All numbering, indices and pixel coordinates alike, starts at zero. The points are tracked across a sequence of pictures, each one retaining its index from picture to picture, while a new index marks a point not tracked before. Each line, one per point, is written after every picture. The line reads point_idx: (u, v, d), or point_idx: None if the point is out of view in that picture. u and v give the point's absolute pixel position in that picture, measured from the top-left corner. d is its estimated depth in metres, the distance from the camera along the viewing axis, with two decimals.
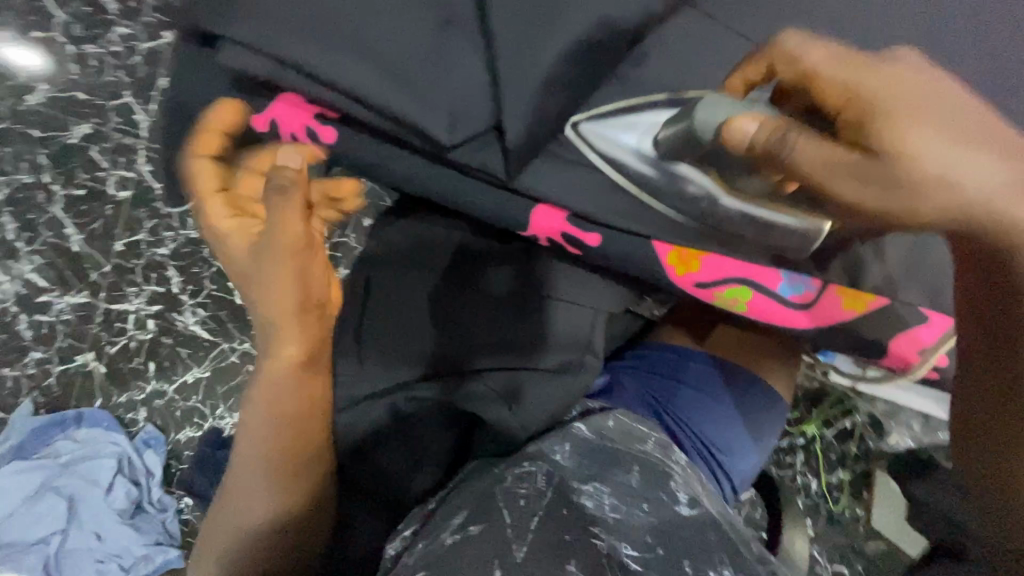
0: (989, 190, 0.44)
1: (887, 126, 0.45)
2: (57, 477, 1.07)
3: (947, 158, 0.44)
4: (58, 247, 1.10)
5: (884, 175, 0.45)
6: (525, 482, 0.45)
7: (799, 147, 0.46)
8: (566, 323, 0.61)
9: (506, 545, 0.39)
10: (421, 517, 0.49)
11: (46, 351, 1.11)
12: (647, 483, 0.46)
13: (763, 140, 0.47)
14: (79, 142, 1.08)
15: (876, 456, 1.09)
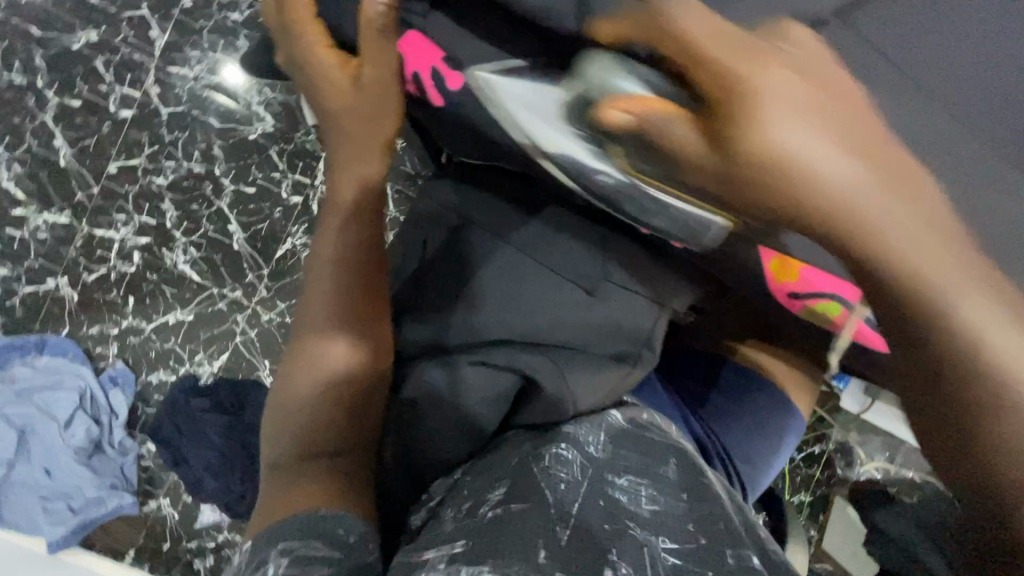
0: (912, 258, 0.30)
1: (740, 118, 0.30)
2: (11, 404, 1.00)
3: (810, 158, 0.29)
4: (43, 158, 1.01)
5: (751, 184, 0.31)
6: (564, 466, 0.43)
7: (703, 159, 0.31)
8: (624, 311, 0.55)
9: (551, 530, 0.38)
10: (445, 489, 0.48)
11: (13, 269, 1.03)
12: (684, 474, 0.45)
13: (645, 129, 0.31)
14: (83, 49, 1.00)
15: (839, 482, 1.14)
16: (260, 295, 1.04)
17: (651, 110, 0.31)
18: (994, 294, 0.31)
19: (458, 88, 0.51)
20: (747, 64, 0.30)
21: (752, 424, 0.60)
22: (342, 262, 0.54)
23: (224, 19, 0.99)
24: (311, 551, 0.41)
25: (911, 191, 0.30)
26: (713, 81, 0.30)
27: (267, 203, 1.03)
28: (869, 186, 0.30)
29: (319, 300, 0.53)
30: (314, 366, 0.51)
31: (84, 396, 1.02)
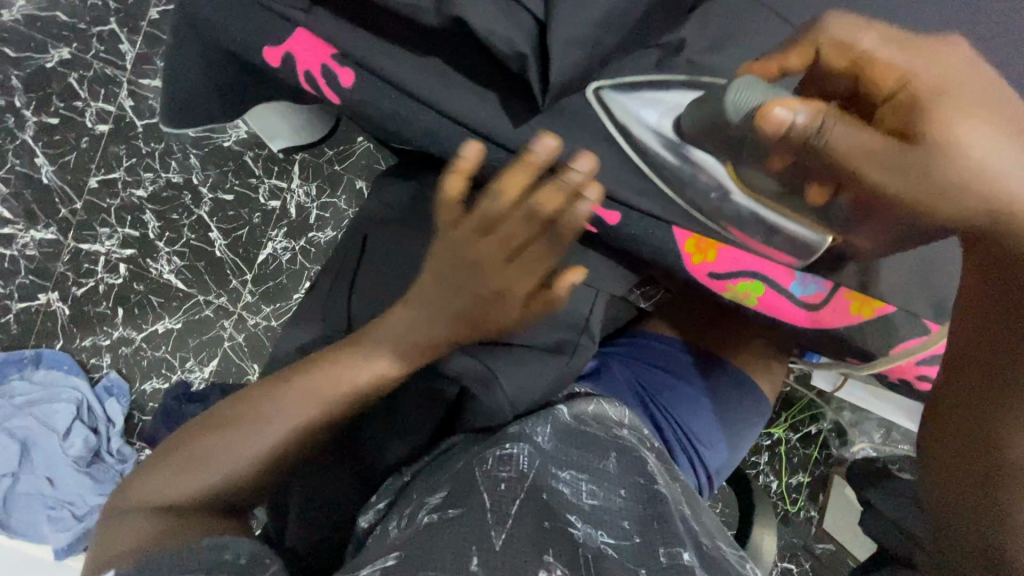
0: (1001, 178, 0.41)
1: (929, 111, 0.42)
2: (11, 417, 1.03)
3: (984, 145, 0.41)
4: (26, 177, 1.03)
5: (907, 163, 0.42)
6: (506, 465, 0.43)
7: (834, 132, 0.42)
8: (562, 299, 0.55)
9: (484, 531, 0.37)
10: (394, 490, 0.48)
11: (5, 286, 1.06)
12: (625, 469, 0.45)
13: (807, 124, 0.42)
14: (57, 67, 1.01)
15: (835, 462, 1.12)
16: (244, 300, 1.05)
17: (827, 114, 0.43)
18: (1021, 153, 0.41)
19: (352, 86, 0.53)
20: (935, 84, 0.43)
21: (712, 408, 0.59)
22: (402, 341, 0.48)
23: None
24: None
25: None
26: (890, 94, 0.44)
27: (245, 209, 1.04)
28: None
29: (335, 387, 0.47)
30: (262, 426, 0.47)
31: (81, 406, 1.05)
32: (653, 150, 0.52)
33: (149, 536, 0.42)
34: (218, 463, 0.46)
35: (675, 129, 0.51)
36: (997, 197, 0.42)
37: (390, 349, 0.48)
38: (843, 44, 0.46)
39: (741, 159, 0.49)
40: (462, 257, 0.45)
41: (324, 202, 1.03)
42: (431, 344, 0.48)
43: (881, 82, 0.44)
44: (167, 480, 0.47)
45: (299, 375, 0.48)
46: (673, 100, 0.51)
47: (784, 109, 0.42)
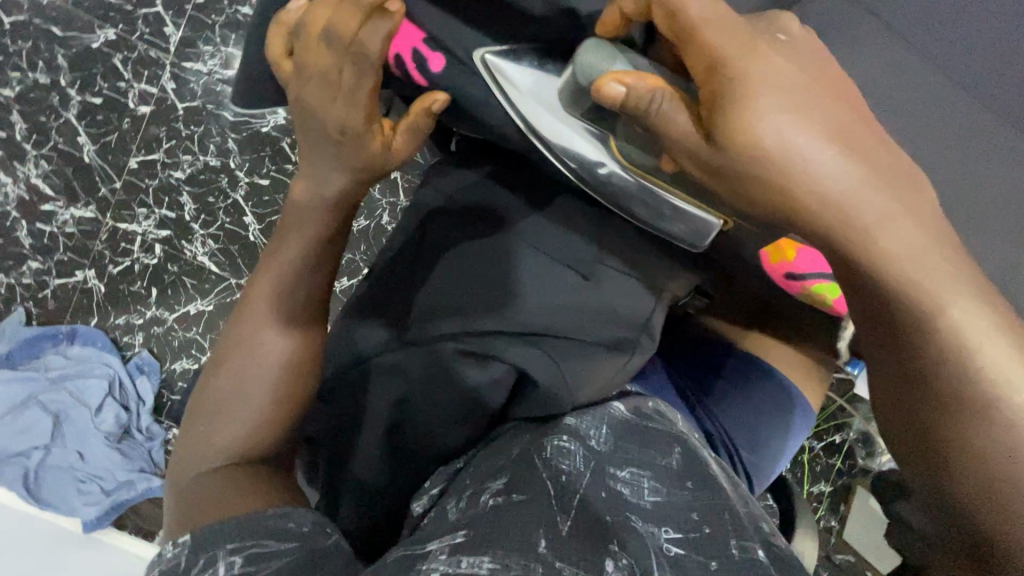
0: (835, 191, 0.39)
1: (732, 100, 0.38)
2: (46, 391, 1.05)
3: (791, 138, 0.38)
4: (68, 155, 1.05)
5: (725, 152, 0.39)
6: (565, 458, 0.43)
7: (663, 109, 0.39)
8: (622, 297, 0.54)
9: (551, 516, 0.38)
10: (446, 478, 0.49)
11: (44, 262, 1.07)
12: (687, 464, 0.45)
13: (632, 100, 0.39)
14: (102, 47, 1.03)
15: (859, 473, 1.11)
16: None
17: (655, 93, 0.39)
18: (852, 163, 0.39)
19: (442, 70, 0.52)
20: (751, 61, 0.38)
21: (759, 412, 0.58)
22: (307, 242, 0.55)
23: (236, 14, 1.01)
24: (265, 548, 0.40)
25: (866, 162, 0.39)
26: (707, 74, 0.38)
27: (280, 195, 1.04)
28: (844, 165, 0.39)
29: (280, 274, 0.55)
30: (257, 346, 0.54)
31: (113, 383, 1.07)
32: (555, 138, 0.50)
33: (228, 487, 0.47)
34: (227, 400, 0.52)
35: (563, 104, 0.48)
36: (820, 198, 0.39)
37: (315, 212, 0.54)
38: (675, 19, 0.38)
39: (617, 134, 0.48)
40: (315, 120, 0.49)
41: None
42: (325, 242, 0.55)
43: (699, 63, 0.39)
44: (207, 428, 0.52)
45: (252, 295, 0.55)
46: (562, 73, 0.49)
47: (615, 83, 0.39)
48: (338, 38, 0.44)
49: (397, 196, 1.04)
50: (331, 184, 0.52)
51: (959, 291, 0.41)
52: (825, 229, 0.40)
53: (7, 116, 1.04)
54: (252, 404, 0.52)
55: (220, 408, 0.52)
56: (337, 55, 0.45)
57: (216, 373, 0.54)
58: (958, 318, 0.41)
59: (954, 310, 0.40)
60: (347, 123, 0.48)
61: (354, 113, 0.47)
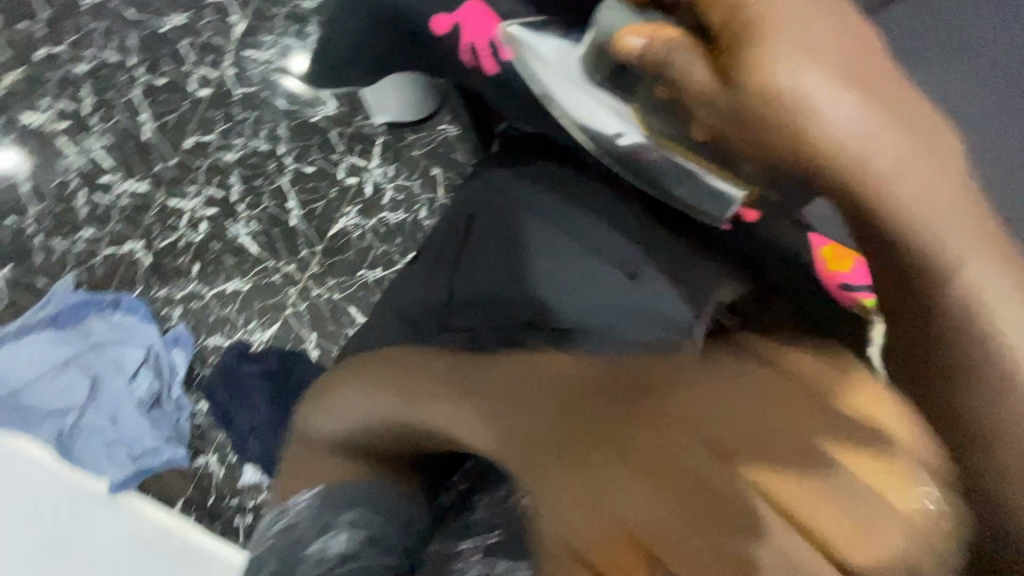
0: (898, 168, 0.32)
1: (760, 55, 0.32)
2: (86, 354, 1.09)
3: (808, 93, 0.31)
4: (129, 131, 1.10)
5: (754, 107, 0.31)
6: None
7: (690, 71, 0.32)
8: (667, 298, 0.54)
9: None
10: (475, 470, 0.49)
11: (96, 231, 1.12)
12: None
13: (653, 58, 0.33)
14: (171, 32, 1.08)
15: None
16: (312, 270, 1.09)
17: (672, 48, 0.32)
18: (877, 115, 0.32)
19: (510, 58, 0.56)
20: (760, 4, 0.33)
21: None
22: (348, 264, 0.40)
23: (298, 7, 1.06)
24: (363, 518, 0.45)
25: (899, 123, 0.32)
26: (724, 30, 0.33)
27: (325, 183, 1.08)
28: (870, 121, 0.32)
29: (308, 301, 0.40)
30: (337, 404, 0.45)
31: (149, 352, 1.10)
32: (574, 108, 0.49)
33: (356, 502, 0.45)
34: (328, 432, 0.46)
35: (585, 76, 0.45)
36: (829, 158, 0.32)
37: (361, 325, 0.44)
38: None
39: (636, 100, 0.38)
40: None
41: (400, 185, 1.07)
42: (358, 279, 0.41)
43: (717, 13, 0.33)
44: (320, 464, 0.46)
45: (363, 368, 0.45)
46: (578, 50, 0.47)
47: (633, 39, 0.34)
48: None
49: (436, 192, 1.06)
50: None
51: (994, 269, 0.33)
52: (834, 184, 0.33)
53: (77, 91, 1.10)
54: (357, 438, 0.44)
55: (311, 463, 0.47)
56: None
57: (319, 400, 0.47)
58: (989, 300, 0.33)
59: (986, 296, 0.33)
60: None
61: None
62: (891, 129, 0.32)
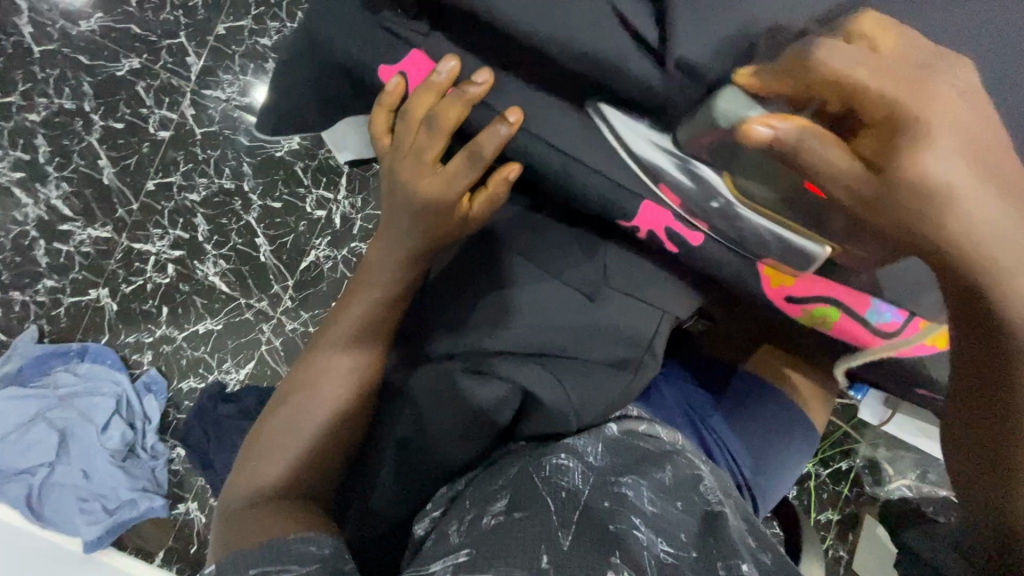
0: (994, 246, 0.37)
1: (912, 146, 0.37)
2: (54, 408, 1.05)
3: (958, 185, 0.37)
4: (88, 177, 1.08)
5: (902, 192, 0.38)
6: (565, 474, 0.43)
7: (817, 153, 0.38)
8: (624, 316, 0.53)
9: (552, 533, 0.38)
10: (447, 499, 0.48)
11: (59, 281, 1.09)
12: (680, 483, 0.44)
13: (783, 141, 0.38)
14: (127, 75, 1.07)
15: (868, 500, 1.10)
16: (285, 305, 1.08)
17: (807, 136, 0.38)
18: (1007, 203, 0.38)
19: None
20: (917, 105, 0.37)
21: (764, 433, 0.59)
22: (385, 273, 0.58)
23: (255, 44, 1.05)
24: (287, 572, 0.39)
25: (1021, 209, 0.38)
26: (880, 111, 0.38)
27: (292, 217, 1.08)
28: (1006, 215, 0.37)
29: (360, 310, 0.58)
30: (337, 337, 0.58)
31: (120, 400, 1.07)
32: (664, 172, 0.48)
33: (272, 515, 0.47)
34: (285, 429, 0.54)
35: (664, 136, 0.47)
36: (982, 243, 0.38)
37: (392, 270, 0.58)
38: (835, 73, 0.38)
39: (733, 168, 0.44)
40: (401, 197, 0.55)
41: (369, 214, 1.07)
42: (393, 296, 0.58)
43: (870, 90, 0.38)
44: (257, 469, 0.52)
45: (337, 313, 0.59)
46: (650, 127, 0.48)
47: (763, 127, 0.39)
48: (439, 125, 0.51)
49: None
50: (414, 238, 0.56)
51: None
52: (947, 255, 0.39)
53: (32, 139, 1.08)
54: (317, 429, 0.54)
55: (286, 429, 0.54)
56: (438, 142, 0.52)
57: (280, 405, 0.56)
58: None
59: None
60: (432, 201, 0.54)
61: (448, 194, 0.53)
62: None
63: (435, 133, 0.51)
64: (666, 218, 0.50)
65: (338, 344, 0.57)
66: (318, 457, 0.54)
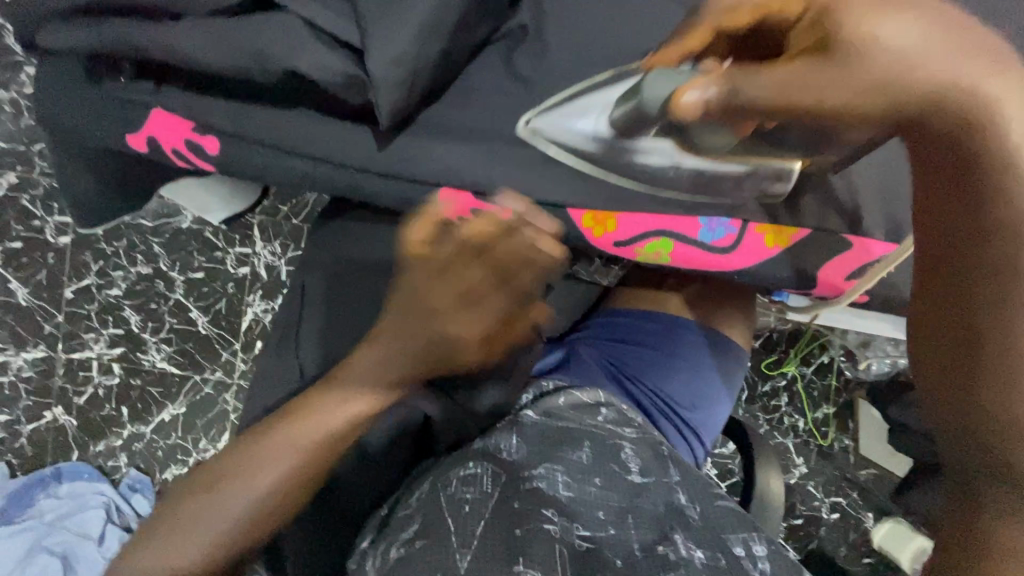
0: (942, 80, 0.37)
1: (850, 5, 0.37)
2: (46, 536, 1.03)
3: (906, 36, 0.36)
4: (4, 303, 1.06)
5: (834, 74, 0.38)
6: (471, 486, 0.47)
7: (750, 87, 0.38)
8: None
9: (450, 559, 0.43)
10: (376, 525, 0.50)
11: (11, 412, 1.08)
12: (597, 457, 0.49)
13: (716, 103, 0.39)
14: (6, 192, 1.04)
15: (855, 385, 1.11)
16: (239, 369, 1.07)
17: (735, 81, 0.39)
18: (944, 34, 0.37)
19: (220, 152, 0.50)
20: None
21: (689, 373, 0.61)
22: (362, 360, 0.48)
23: None
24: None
25: (958, 35, 0.37)
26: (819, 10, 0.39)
27: (218, 282, 1.06)
28: (934, 42, 0.36)
29: (326, 397, 0.49)
30: (325, 425, 0.48)
31: (110, 509, 1.06)
32: (608, 160, 0.49)
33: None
34: (208, 512, 0.47)
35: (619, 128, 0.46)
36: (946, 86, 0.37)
37: (376, 366, 0.48)
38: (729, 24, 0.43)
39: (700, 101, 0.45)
40: (405, 306, 0.45)
41: (292, 257, 1.06)
42: (379, 382, 0.49)
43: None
44: (161, 549, 0.47)
45: (345, 370, 0.49)
46: (601, 100, 0.47)
47: (692, 96, 0.39)
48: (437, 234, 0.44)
49: None
50: (468, 353, 0.46)
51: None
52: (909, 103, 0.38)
53: None
54: (243, 511, 0.48)
55: (189, 528, 0.47)
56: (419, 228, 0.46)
57: (193, 491, 0.48)
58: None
59: None
60: (495, 300, 0.45)
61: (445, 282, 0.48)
62: (981, 54, 0.37)
63: (430, 232, 0.44)
64: (469, 202, 0.49)
65: (316, 425, 0.48)
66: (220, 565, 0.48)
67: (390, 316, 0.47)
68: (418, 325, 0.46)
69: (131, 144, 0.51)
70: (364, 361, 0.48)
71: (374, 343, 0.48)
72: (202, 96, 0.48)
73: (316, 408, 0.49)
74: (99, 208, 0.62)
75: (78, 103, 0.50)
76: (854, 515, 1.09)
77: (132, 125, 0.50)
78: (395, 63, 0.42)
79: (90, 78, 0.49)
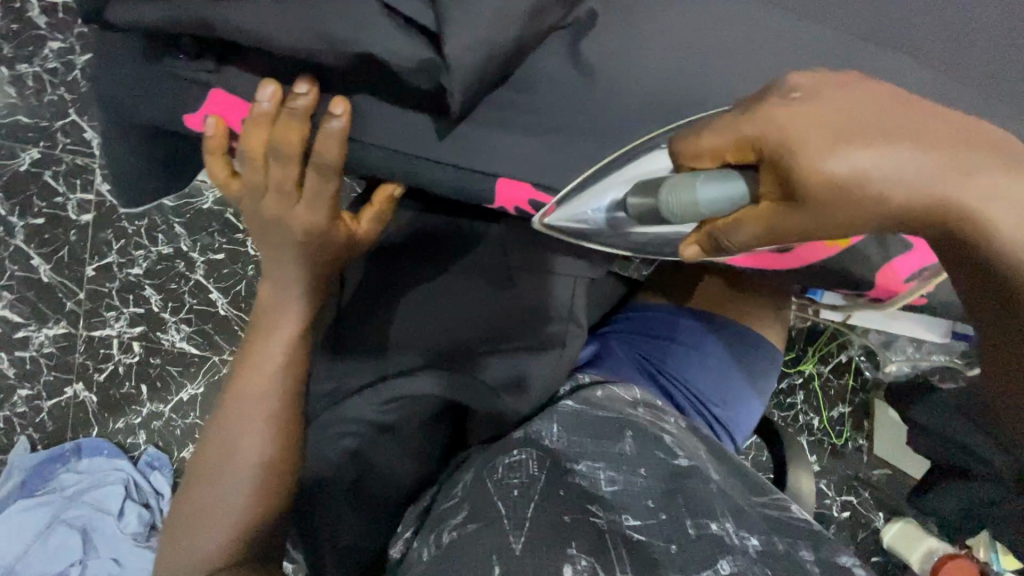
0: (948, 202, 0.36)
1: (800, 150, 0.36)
2: (65, 509, 1.05)
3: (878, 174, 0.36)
4: (27, 279, 1.06)
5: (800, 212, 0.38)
6: (517, 471, 0.48)
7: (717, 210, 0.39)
8: (534, 294, 0.54)
9: (504, 539, 0.42)
10: (416, 517, 0.54)
11: (32, 387, 1.09)
12: (642, 447, 0.49)
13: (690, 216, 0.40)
14: (30, 168, 1.04)
15: (874, 385, 1.10)
16: None
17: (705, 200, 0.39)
18: (936, 160, 0.36)
19: None
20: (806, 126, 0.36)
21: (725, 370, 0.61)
22: (279, 301, 0.56)
23: None
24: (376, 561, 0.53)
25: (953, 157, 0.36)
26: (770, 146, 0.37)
27: (238, 263, 1.06)
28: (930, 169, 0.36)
29: (268, 342, 0.56)
30: (264, 358, 0.55)
31: (128, 485, 1.07)
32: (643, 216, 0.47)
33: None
34: (223, 474, 0.53)
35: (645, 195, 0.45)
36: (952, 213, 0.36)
37: (291, 292, 0.56)
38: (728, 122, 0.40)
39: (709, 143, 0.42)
40: (283, 234, 0.52)
41: None
42: (295, 311, 0.56)
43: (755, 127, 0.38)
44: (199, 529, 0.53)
45: (262, 316, 0.56)
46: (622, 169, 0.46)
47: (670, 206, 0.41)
48: (285, 154, 0.47)
49: None
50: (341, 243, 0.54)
51: None
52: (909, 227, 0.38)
53: None
54: (250, 467, 0.53)
55: (214, 493, 0.53)
56: (290, 169, 0.48)
57: (200, 463, 0.55)
58: None
59: None
60: (307, 228, 0.52)
61: (318, 217, 0.51)
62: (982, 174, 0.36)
63: (282, 162, 0.47)
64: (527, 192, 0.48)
65: (264, 359, 0.55)
66: (254, 531, 0.54)
67: (290, 260, 0.54)
68: (312, 246, 0.53)
69: (188, 125, 0.51)
70: (280, 301, 0.56)
71: (288, 281, 0.55)
72: (257, 78, 0.47)
73: (248, 355, 0.56)
74: (135, 188, 0.61)
75: (129, 81, 0.49)
76: (865, 514, 1.09)
77: (179, 106, 0.49)
78: (469, 49, 0.39)
79: (139, 55, 0.47)
